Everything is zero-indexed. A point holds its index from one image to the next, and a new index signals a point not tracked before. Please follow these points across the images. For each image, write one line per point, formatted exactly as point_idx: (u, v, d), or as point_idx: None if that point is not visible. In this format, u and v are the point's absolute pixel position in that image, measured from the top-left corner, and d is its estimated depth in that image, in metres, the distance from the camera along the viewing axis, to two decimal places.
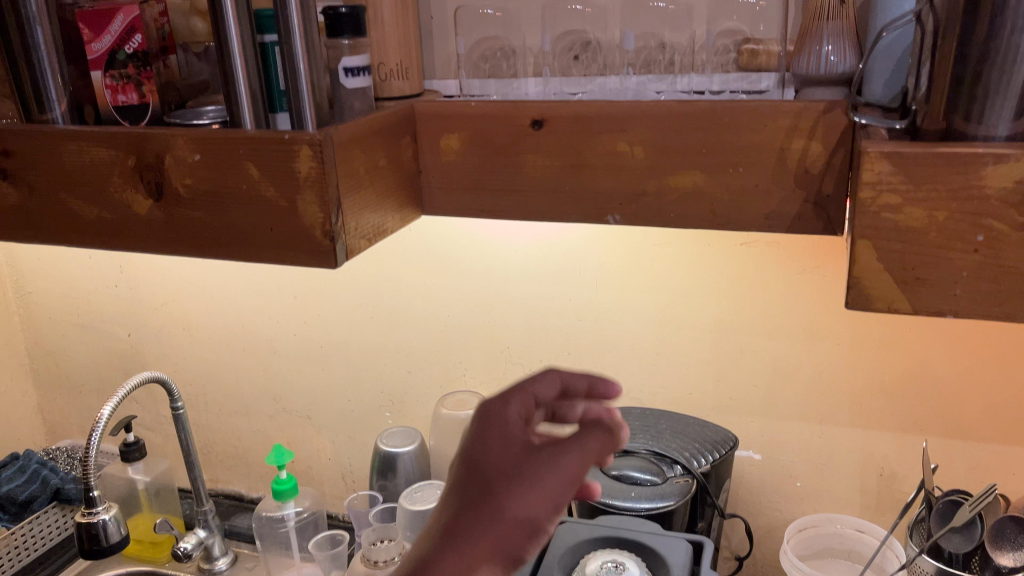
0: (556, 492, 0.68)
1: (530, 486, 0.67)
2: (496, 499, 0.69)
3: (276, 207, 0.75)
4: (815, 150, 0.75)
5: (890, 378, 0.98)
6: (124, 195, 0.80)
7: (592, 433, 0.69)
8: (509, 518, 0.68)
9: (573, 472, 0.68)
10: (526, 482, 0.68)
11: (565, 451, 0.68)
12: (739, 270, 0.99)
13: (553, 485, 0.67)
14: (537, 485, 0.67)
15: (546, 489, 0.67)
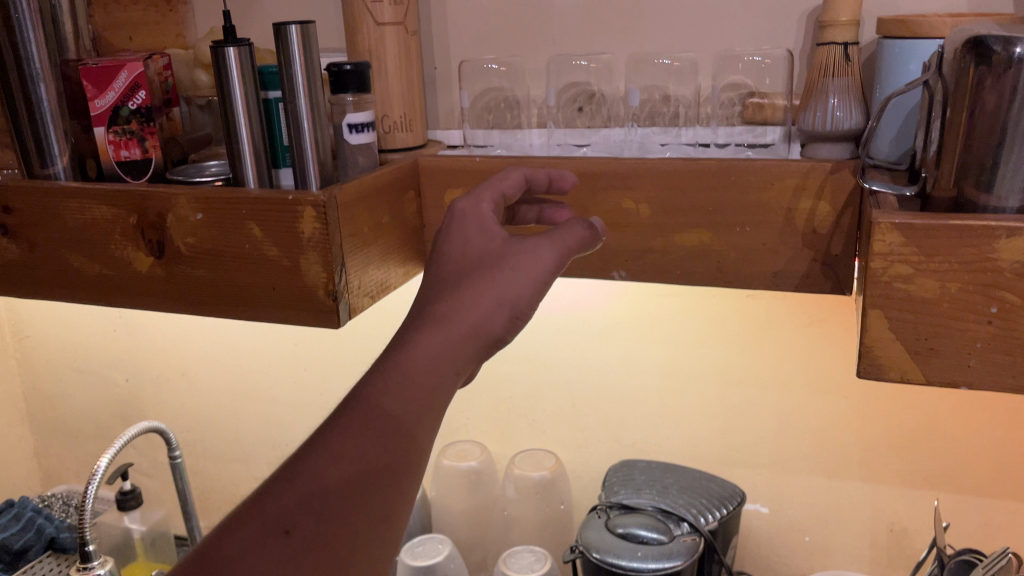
0: (520, 280, 0.58)
1: (493, 275, 0.57)
2: (447, 300, 0.57)
3: (278, 266, 0.75)
4: (823, 210, 0.74)
5: (898, 432, 0.97)
6: (125, 252, 0.80)
7: (572, 223, 0.62)
8: (457, 340, 0.55)
9: (547, 263, 0.58)
10: (509, 260, 0.58)
11: (539, 243, 0.59)
12: (745, 322, 0.98)
13: (517, 285, 0.57)
14: (498, 274, 0.57)
15: (507, 282, 0.57)
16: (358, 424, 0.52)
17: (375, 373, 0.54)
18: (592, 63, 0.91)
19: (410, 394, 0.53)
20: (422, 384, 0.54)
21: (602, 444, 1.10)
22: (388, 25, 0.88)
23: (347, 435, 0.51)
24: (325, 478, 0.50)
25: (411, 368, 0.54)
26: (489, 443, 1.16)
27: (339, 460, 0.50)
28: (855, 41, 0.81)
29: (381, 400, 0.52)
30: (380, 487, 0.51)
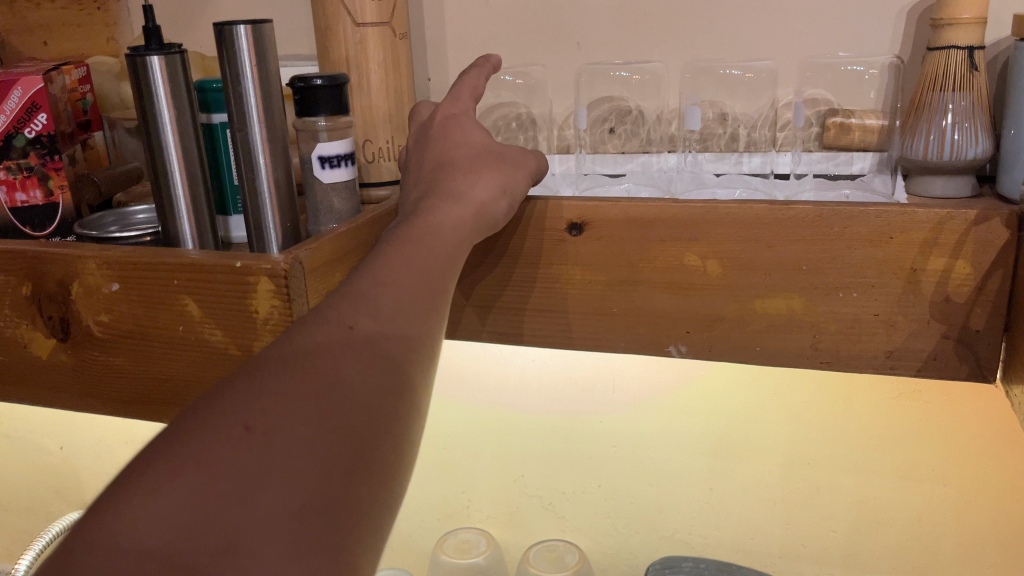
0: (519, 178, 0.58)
1: (500, 165, 0.56)
2: (458, 176, 0.54)
3: (222, 356, 0.54)
4: (961, 271, 0.55)
5: (1010, 528, 0.78)
6: (21, 333, 0.59)
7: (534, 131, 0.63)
8: (476, 210, 0.52)
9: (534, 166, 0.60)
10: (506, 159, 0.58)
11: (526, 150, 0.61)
12: (819, 390, 0.79)
13: (518, 181, 0.57)
14: (504, 166, 0.57)
15: (510, 178, 0.57)
16: (395, 257, 0.42)
17: (399, 227, 0.47)
18: (635, 74, 0.72)
19: (443, 248, 0.46)
20: (451, 243, 0.48)
21: (634, 532, 0.91)
22: (370, 27, 0.69)
23: (388, 267, 0.41)
24: (373, 304, 0.39)
25: (442, 226, 0.48)
26: (496, 529, 0.96)
27: (382, 291, 0.40)
28: (981, 44, 0.62)
29: (412, 245, 0.44)
30: (432, 327, 0.41)
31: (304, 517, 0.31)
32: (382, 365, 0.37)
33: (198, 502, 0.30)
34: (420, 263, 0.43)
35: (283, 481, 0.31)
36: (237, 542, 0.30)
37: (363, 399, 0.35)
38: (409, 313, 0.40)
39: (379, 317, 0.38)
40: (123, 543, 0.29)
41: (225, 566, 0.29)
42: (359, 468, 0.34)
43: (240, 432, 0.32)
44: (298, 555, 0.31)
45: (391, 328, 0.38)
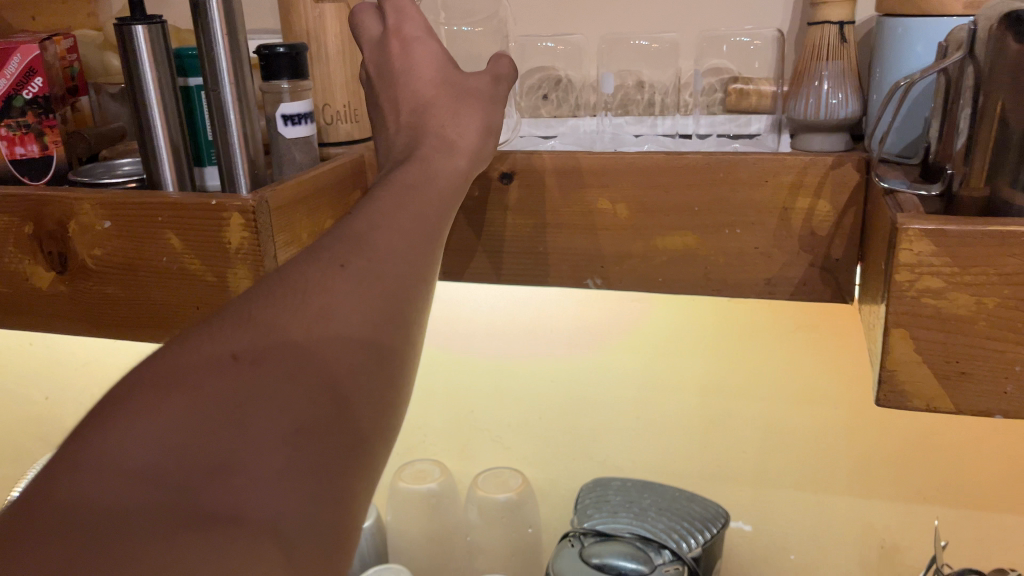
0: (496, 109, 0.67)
1: (478, 102, 0.65)
2: (443, 118, 0.62)
3: (200, 282, 0.64)
4: (822, 209, 0.66)
5: (892, 445, 0.90)
6: (23, 267, 0.68)
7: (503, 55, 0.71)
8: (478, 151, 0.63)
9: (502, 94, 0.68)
10: (470, 87, 0.65)
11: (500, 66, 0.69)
12: (726, 326, 0.91)
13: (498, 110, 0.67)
14: (480, 102, 0.65)
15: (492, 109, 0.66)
16: (391, 204, 0.47)
17: (397, 172, 0.54)
18: (560, 45, 0.82)
19: (438, 193, 0.53)
20: (444, 182, 0.56)
21: (572, 460, 1.02)
22: (328, 4, 0.78)
23: (385, 212, 0.46)
24: (370, 240, 0.43)
25: (435, 174, 0.55)
26: (449, 461, 1.07)
27: (378, 231, 0.44)
28: (850, 20, 0.73)
29: (407, 192, 0.50)
30: (425, 265, 0.45)
31: (290, 440, 0.35)
32: (380, 299, 0.41)
33: (187, 422, 0.34)
34: (409, 213, 0.47)
35: (269, 406, 0.35)
36: (228, 459, 0.34)
37: (349, 336, 0.39)
38: (405, 254, 0.44)
39: (372, 263, 0.42)
40: (112, 460, 0.33)
41: (218, 478, 0.33)
42: (347, 395, 0.38)
43: (228, 361, 0.36)
44: (287, 478, 0.34)
45: (382, 265, 0.42)
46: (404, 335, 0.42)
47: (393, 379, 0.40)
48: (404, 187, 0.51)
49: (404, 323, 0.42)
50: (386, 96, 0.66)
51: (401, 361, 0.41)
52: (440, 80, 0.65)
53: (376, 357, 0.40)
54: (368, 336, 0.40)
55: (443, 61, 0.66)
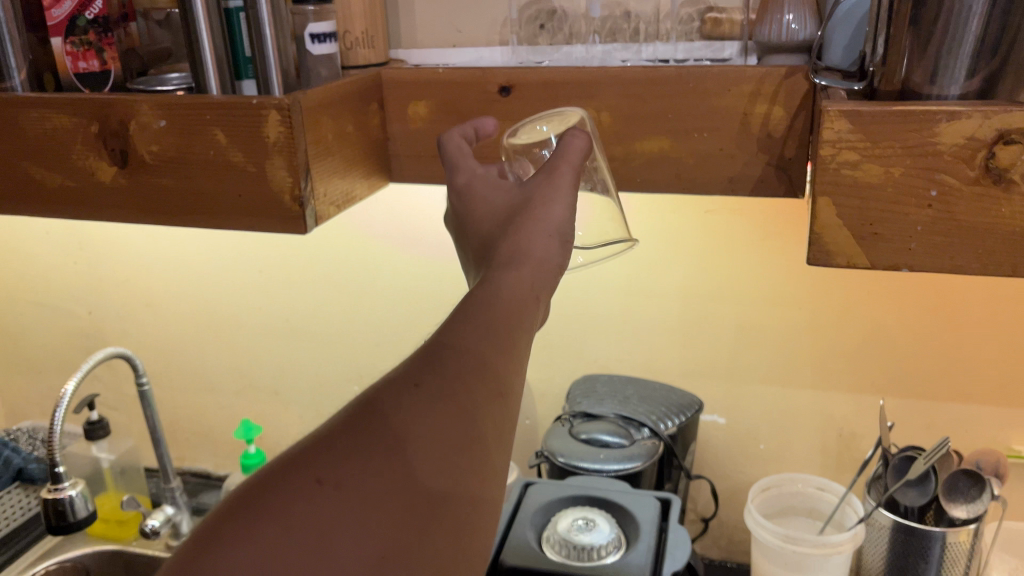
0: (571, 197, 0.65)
1: (540, 214, 0.63)
2: (508, 241, 0.61)
3: (243, 172, 0.75)
4: (777, 114, 0.76)
5: (849, 341, 1.01)
6: (88, 163, 0.79)
7: (573, 132, 0.67)
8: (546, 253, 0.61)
9: (570, 186, 0.64)
10: (536, 195, 0.64)
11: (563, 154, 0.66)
12: (705, 238, 1.01)
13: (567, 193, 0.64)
14: (542, 212, 0.63)
15: (557, 200, 0.63)
16: (467, 325, 0.52)
17: (464, 300, 0.56)
18: None
19: (500, 309, 0.54)
20: (511, 303, 0.55)
21: (566, 360, 1.13)
22: None
23: (459, 335, 0.51)
24: (444, 359, 0.49)
25: (499, 290, 0.56)
26: None
27: (453, 349, 0.50)
28: None
29: (476, 310, 0.54)
30: (498, 380, 0.50)
31: (380, 564, 0.40)
32: (455, 420, 0.46)
33: (280, 552, 0.39)
34: (486, 335, 0.52)
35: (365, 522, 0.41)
36: None
37: (432, 463, 0.44)
38: (479, 367, 0.50)
39: (447, 404, 0.47)
40: None
41: None
42: (428, 513, 0.43)
43: (315, 486, 0.42)
44: None
45: (455, 382, 0.48)
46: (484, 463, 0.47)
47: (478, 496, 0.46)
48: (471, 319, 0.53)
49: (483, 451, 0.47)
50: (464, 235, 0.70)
51: (482, 483, 0.46)
52: (500, 204, 0.67)
53: (458, 484, 0.45)
54: (449, 466, 0.45)
55: (496, 188, 0.68)
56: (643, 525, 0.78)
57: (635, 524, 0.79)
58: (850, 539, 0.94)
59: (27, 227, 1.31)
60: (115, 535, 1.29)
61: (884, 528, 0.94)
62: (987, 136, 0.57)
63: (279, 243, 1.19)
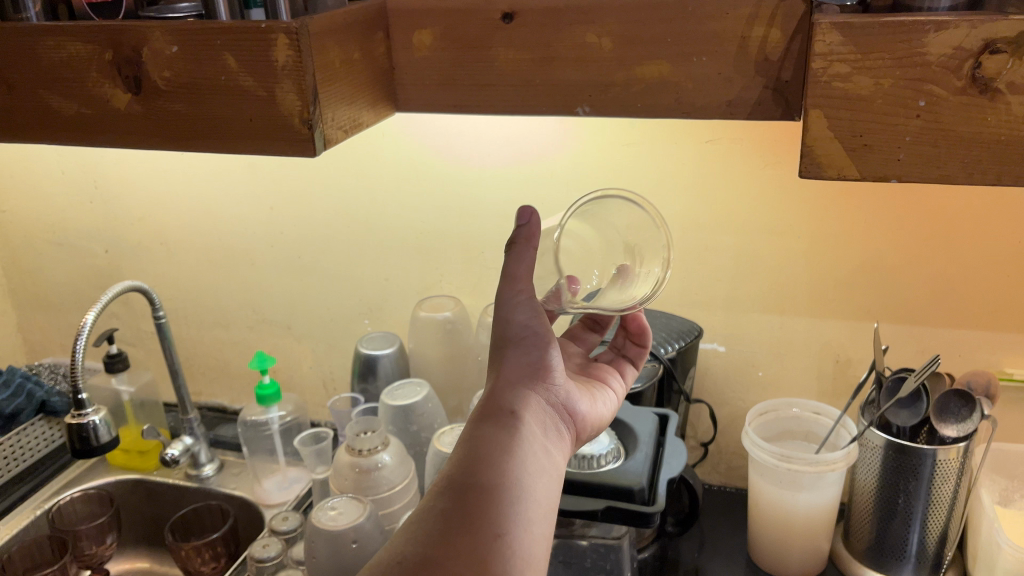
0: (533, 374, 0.76)
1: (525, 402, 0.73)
2: (507, 410, 0.72)
3: (254, 96, 0.77)
4: (774, 37, 0.78)
5: (845, 270, 1.03)
6: (103, 90, 0.81)
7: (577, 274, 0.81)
8: (528, 425, 0.71)
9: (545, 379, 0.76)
10: (530, 358, 0.76)
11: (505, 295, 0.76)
12: (705, 169, 1.03)
13: (521, 362, 0.76)
14: (532, 411, 0.73)
15: (514, 374, 0.75)
16: (477, 499, 0.64)
17: (467, 470, 0.67)
18: None
19: (499, 477, 0.66)
20: (509, 480, 0.66)
21: None
22: None
23: (472, 490, 0.65)
24: (459, 520, 0.63)
25: (496, 478, 0.66)
26: (463, 297, 1.23)
27: (469, 529, 0.62)
28: None
29: (479, 486, 0.65)
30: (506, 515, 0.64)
31: None
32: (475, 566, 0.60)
33: None
34: (479, 505, 0.64)
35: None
36: None
37: (470, 550, 0.61)
38: (490, 530, 0.62)
39: (475, 512, 0.63)
40: None
41: None
42: None
43: None
44: None
45: (477, 551, 0.61)
46: (512, 546, 0.62)
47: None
48: (461, 485, 0.66)
49: (509, 535, 0.63)
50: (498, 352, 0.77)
51: (515, 560, 0.61)
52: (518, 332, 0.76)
53: (489, 568, 0.60)
54: (483, 552, 0.61)
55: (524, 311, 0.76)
56: (641, 437, 0.83)
57: (633, 436, 0.83)
58: (844, 457, 0.97)
59: (43, 167, 1.33)
60: (137, 466, 1.34)
61: (877, 448, 0.97)
62: (974, 46, 0.58)
63: (289, 180, 1.22)
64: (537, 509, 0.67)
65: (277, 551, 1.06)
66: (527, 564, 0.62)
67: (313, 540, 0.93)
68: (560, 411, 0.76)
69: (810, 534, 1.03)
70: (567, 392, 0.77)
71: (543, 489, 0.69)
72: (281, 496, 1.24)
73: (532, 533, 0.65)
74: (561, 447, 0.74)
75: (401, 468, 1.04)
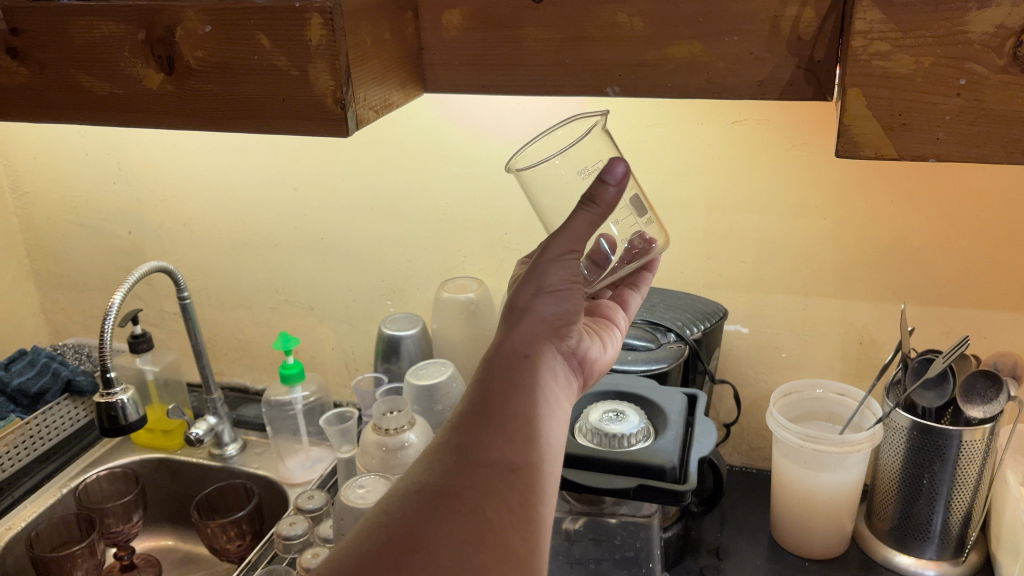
0: (551, 326, 0.76)
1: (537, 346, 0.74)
2: (523, 353, 0.72)
3: (286, 76, 0.76)
4: (808, 16, 0.72)
5: (871, 251, 1.03)
6: (135, 70, 0.81)
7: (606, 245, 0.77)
8: (543, 373, 0.72)
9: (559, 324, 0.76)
10: (551, 307, 0.76)
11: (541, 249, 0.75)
12: (732, 150, 1.03)
13: (542, 314, 0.76)
14: (546, 355, 0.74)
15: (533, 323, 0.75)
16: (491, 436, 0.64)
17: (481, 407, 0.67)
18: None
19: (512, 415, 0.66)
20: (523, 417, 0.66)
21: None
22: None
23: (485, 427, 0.65)
24: (476, 457, 0.63)
25: (511, 414, 0.66)
26: (486, 279, 1.24)
27: (483, 464, 0.62)
28: None
29: (492, 424, 0.65)
30: (519, 451, 0.64)
31: None
32: (491, 502, 0.60)
33: None
34: (497, 441, 0.64)
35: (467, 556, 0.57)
36: None
37: (486, 484, 0.61)
38: (504, 467, 0.63)
39: (490, 448, 0.63)
40: None
41: None
42: None
43: None
44: None
45: (490, 485, 0.61)
46: (529, 480, 0.63)
47: (529, 510, 0.61)
48: (479, 420, 0.66)
49: (523, 472, 0.63)
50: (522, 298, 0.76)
51: (530, 494, 0.62)
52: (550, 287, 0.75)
53: (508, 501, 0.61)
54: (501, 485, 0.61)
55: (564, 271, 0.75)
56: (671, 416, 0.83)
57: (662, 415, 0.84)
58: (869, 438, 0.98)
59: (66, 148, 1.34)
60: (160, 445, 1.35)
61: (902, 429, 0.98)
62: (1015, 25, 0.58)
63: (313, 162, 1.22)
64: (550, 447, 0.67)
65: (304, 529, 1.08)
66: (539, 499, 0.63)
67: (341, 518, 0.94)
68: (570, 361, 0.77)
69: (834, 515, 1.04)
70: (577, 343, 0.78)
71: (553, 428, 0.69)
72: (305, 475, 1.26)
73: (545, 471, 0.65)
74: (569, 393, 0.75)
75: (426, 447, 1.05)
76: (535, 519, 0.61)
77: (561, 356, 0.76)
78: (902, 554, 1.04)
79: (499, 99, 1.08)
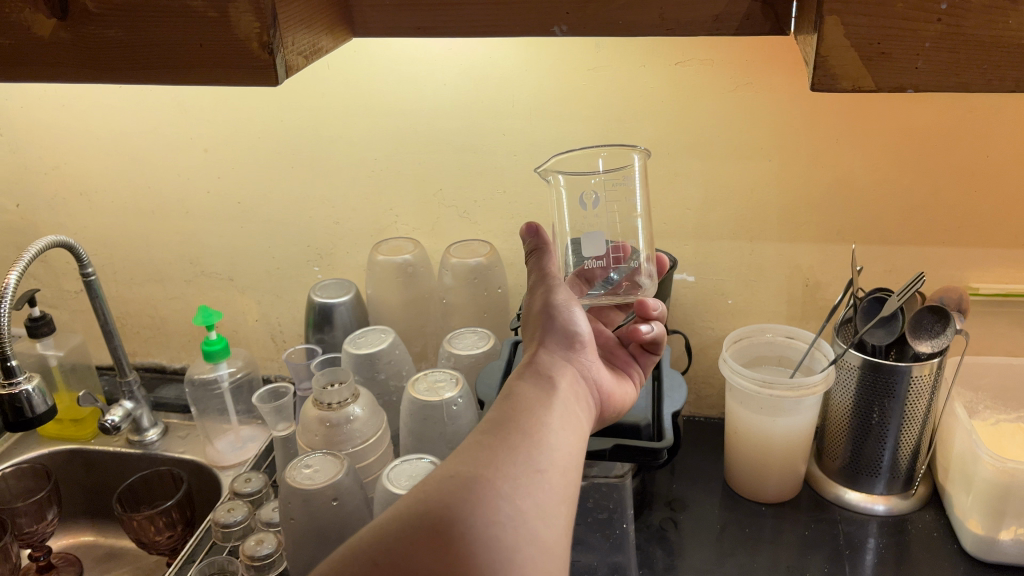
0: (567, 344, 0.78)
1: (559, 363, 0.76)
2: (539, 371, 0.74)
3: (203, 19, 0.61)
4: None
5: (815, 193, 1.02)
6: (22, 13, 0.64)
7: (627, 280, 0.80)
8: (565, 391, 0.71)
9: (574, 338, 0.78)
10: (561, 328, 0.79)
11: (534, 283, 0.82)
12: (675, 92, 0.99)
13: (559, 334, 0.78)
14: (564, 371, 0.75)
15: (551, 345, 0.78)
16: (519, 433, 0.63)
17: (508, 410, 0.67)
18: None
19: (537, 421, 0.65)
20: (545, 422, 0.65)
21: None
22: None
23: (515, 425, 0.64)
24: (505, 447, 0.61)
25: (534, 417, 0.66)
26: (421, 238, 1.18)
27: (511, 453, 0.61)
28: None
29: (519, 424, 0.64)
30: (546, 452, 0.62)
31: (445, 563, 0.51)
32: (520, 487, 0.58)
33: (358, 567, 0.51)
34: (524, 442, 0.62)
35: (497, 539, 0.54)
36: None
37: (513, 468, 0.59)
38: (530, 460, 0.61)
39: (517, 442, 0.62)
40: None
41: None
42: None
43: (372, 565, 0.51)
44: None
45: (518, 472, 0.59)
46: (551, 480, 0.61)
47: (553, 510, 0.59)
48: (507, 426, 0.64)
49: (549, 471, 0.61)
50: (540, 326, 0.80)
51: (553, 491, 0.60)
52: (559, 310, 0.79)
53: (537, 494, 0.59)
54: (529, 475, 0.59)
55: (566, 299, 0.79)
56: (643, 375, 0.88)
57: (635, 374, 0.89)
58: (823, 380, 0.97)
59: None
60: (71, 435, 1.25)
61: (853, 368, 0.98)
62: None
63: (223, 119, 1.12)
64: (570, 453, 0.65)
65: (244, 515, 1.00)
66: (563, 500, 0.61)
67: (289, 500, 0.87)
68: (592, 385, 0.76)
69: (788, 458, 1.03)
70: (596, 365, 0.78)
71: (578, 438, 0.68)
72: (235, 456, 1.17)
73: (568, 474, 0.63)
74: (592, 411, 0.74)
75: (373, 419, 0.99)
76: (559, 520, 0.59)
77: (581, 373, 0.76)
78: (852, 490, 1.06)
79: (427, 44, 1.00)
